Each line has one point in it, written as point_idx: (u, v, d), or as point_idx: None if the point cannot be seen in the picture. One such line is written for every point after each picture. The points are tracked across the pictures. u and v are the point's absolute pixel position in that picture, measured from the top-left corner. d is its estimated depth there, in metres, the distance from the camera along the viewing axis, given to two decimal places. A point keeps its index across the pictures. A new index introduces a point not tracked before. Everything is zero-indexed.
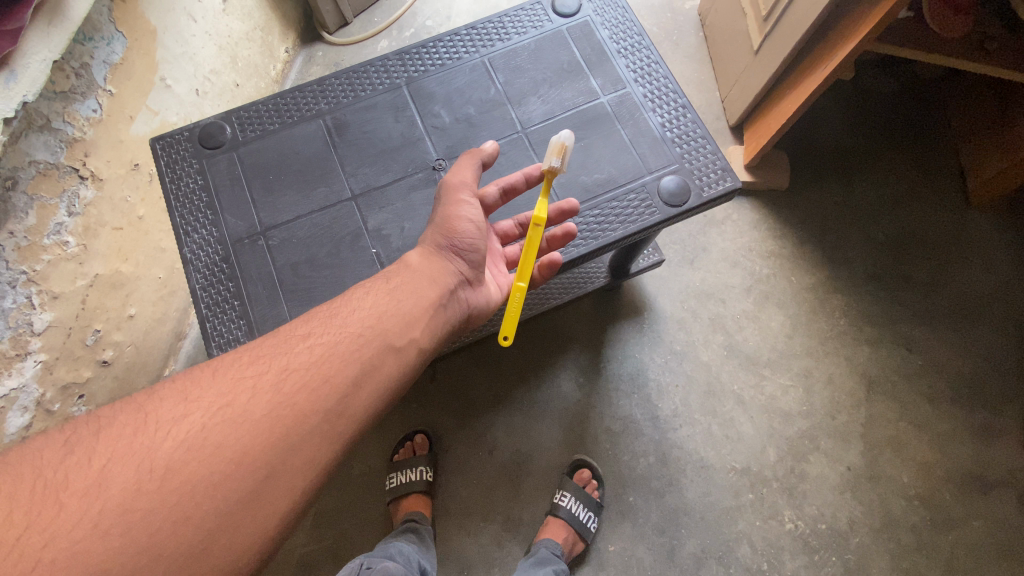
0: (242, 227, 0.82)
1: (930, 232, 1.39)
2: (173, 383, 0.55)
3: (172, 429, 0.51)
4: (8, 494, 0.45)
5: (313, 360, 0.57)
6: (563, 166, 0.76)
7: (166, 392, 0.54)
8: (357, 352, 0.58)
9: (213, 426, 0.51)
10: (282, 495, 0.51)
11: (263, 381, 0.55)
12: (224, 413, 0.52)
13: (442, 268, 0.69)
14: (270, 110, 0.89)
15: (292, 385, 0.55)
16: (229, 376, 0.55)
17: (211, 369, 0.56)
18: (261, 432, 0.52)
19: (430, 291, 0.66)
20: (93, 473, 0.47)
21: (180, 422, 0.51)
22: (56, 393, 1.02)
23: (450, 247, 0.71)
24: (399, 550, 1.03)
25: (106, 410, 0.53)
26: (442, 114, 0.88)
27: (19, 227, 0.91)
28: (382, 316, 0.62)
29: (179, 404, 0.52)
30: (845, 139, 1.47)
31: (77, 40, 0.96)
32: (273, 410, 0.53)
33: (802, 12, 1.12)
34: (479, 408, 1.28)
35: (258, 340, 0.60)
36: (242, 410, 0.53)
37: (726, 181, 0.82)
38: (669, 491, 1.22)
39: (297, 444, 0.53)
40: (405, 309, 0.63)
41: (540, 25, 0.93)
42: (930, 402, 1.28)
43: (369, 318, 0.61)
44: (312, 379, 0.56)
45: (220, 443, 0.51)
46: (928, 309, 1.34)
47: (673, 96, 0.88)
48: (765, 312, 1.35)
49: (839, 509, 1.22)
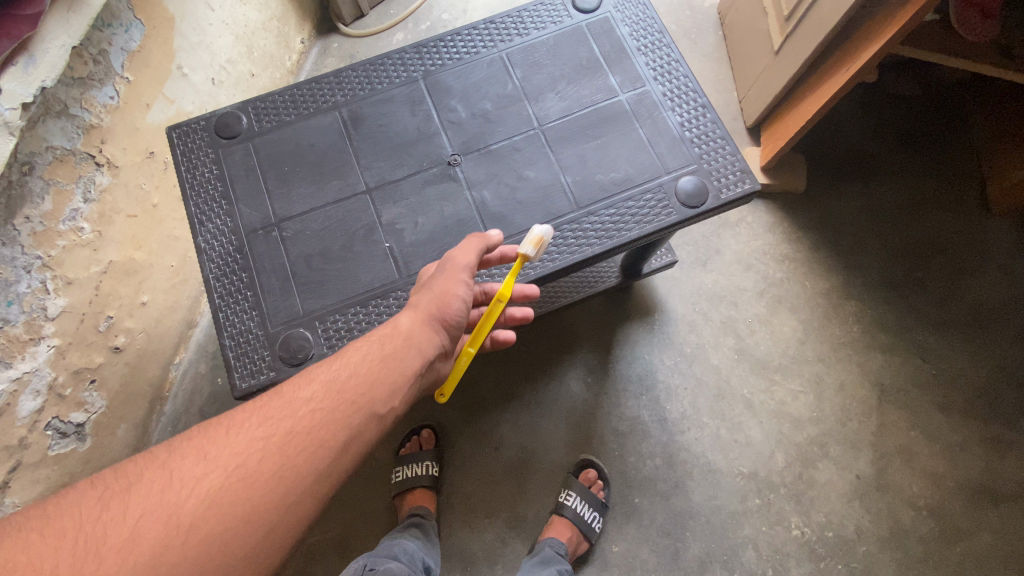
0: (256, 218, 0.82)
1: (948, 240, 1.37)
2: (192, 438, 0.55)
3: (190, 490, 0.51)
4: (52, 547, 0.47)
5: (318, 419, 0.57)
6: (537, 256, 0.75)
7: (185, 448, 0.55)
8: (354, 417, 0.58)
9: (226, 488, 0.52)
10: (281, 555, 0.51)
11: (273, 441, 0.55)
12: (237, 473, 0.53)
13: (430, 345, 0.65)
14: (287, 101, 0.88)
15: (299, 444, 0.55)
16: (241, 434, 0.55)
17: (225, 425, 0.57)
18: (269, 494, 0.52)
19: (416, 362, 0.63)
20: (117, 536, 0.48)
21: (199, 481, 0.52)
22: (68, 378, 1.03)
23: (440, 321, 0.67)
24: (403, 549, 1.03)
25: (134, 464, 0.54)
26: (458, 108, 0.87)
27: (35, 213, 0.92)
28: (376, 379, 0.60)
29: (198, 461, 0.53)
30: (865, 144, 1.44)
31: (96, 26, 0.96)
32: (282, 469, 0.53)
33: (827, 12, 1.10)
34: (486, 405, 1.28)
35: (266, 395, 0.60)
36: (252, 470, 0.53)
37: (744, 183, 0.81)
38: (675, 494, 1.22)
39: (300, 506, 0.53)
40: (396, 376, 0.61)
41: (560, 20, 0.92)
42: (943, 412, 1.26)
43: (364, 381, 0.60)
44: (318, 437, 0.55)
45: (234, 501, 0.51)
46: (942, 317, 1.32)
47: (693, 95, 0.87)
48: (777, 317, 1.33)
49: (846, 517, 1.21)
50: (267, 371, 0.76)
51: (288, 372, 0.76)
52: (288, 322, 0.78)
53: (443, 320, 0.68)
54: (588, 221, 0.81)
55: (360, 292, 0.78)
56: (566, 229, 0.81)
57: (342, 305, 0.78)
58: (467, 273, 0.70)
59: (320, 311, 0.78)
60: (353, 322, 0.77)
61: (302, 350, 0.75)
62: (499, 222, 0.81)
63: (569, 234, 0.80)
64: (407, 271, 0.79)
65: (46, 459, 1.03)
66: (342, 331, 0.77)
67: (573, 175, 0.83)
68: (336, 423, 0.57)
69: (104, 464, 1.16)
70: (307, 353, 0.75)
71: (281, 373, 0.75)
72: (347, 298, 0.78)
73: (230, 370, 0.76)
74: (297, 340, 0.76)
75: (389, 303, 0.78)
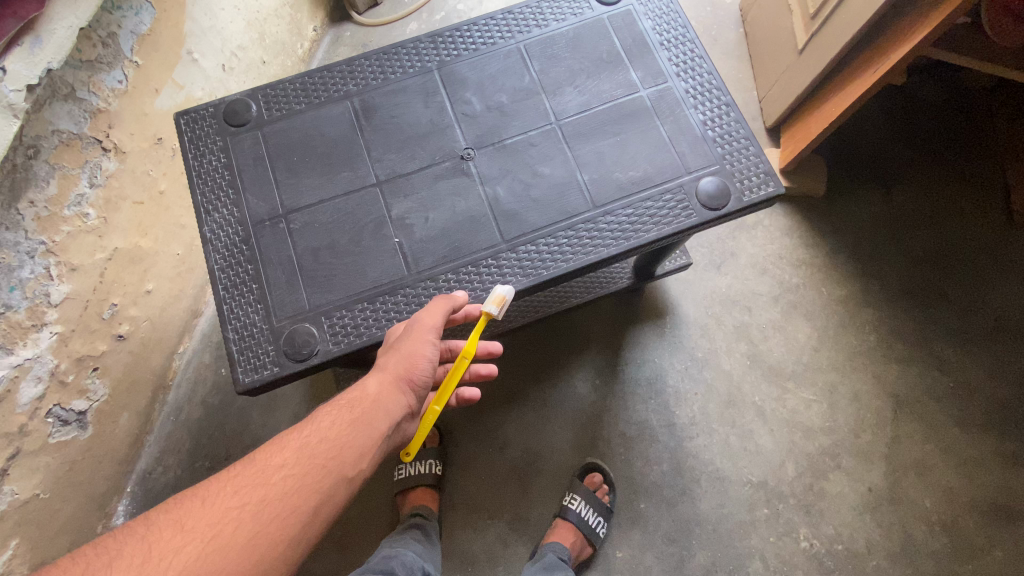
0: (264, 209, 0.80)
1: (971, 248, 1.33)
2: (168, 510, 0.52)
3: (168, 562, 0.48)
4: None
5: (293, 485, 0.55)
6: (501, 316, 0.71)
7: (162, 521, 0.51)
8: (326, 482, 0.56)
9: (205, 558, 0.49)
10: None
11: (249, 510, 0.53)
12: (215, 543, 0.50)
13: (397, 405, 0.64)
14: (297, 89, 0.86)
15: (275, 511, 0.53)
16: (218, 502, 0.53)
17: (201, 494, 0.54)
18: (248, 565, 0.50)
19: (384, 423, 0.62)
20: None
21: (177, 553, 0.49)
22: (70, 365, 1.02)
23: (407, 382, 0.66)
24: (401, 561, 0.97)
25: (108, 541, 0.51)
26: (473, 101, 0.84)
27: (39, 197, 0.90)
28: (347, 443, 0.59)
29: (175, 534, 0.50)
30: (887, 149, 1.40)
31: (106, 8, 0.94)
32: (258, 538, 0.51)
33: (856, 11, 1.06)
34: (492, 404, 1.25)
35: (239, 461, 0.57)
36: (231, 539, 0.51)
37: (768, 187, 0.78)
38: (682, 501, 1.19)
39: (277, 574, 0.51)
40: (365, 439, 0.60)
41: (580, 12, 0.89)
42: (959, 426, 1.23)
43: (333, 446, 0.59)
44: (293, 504, 0.54)
45: (213, 574, 0.48)
46: (962, 328, 1.28)
47: (716, 93, 0.84)
48: (791, 323, 1.30)
49: (857, 530, 1.18)
50: (271, 366, 0.74)
51: (292, 368, 0.74)
52: (294, 316, 0.76)
53: (410, 381, 0.66)
54: (605, 221, 0.78)
55: (368, 288, 0.76)
56: (582, 229, 0.78)
57: (349, 301, 0.76)
58: (433, 334, 0.68)
59: (327, 307, 0.76)
60: (360, 319, 0.75)
61: (307, 346, 0.74)
62: (513, 218, 0.79)
63: (585, 234, 0.78)
64: (416, 267, 0.77)
65: (47, 446, 1.02)
66: (348, 328, 0.75)
67: (590, 172, 0.80)
68: (310, 488, 0.55)
69: (106, 452, 1.15)
70: (313, 349, 0.74)
71: (285, 369, 0.73)
72: (354, 293, 0.76)
73: (233, 364, 0.74)
74: (302, 335, 0.74)
75: (398, 300, 0.76)
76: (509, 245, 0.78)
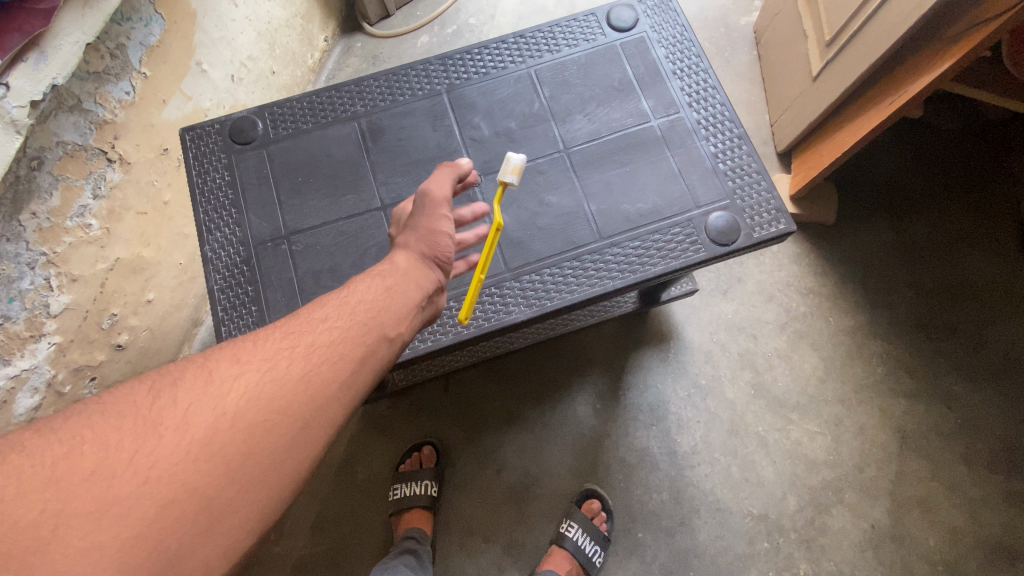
0: (266, 230, 0.79)
1: (983, 282, 1.30)
2: (221, 346, 0.51)
3: (229, 386, 0.47)
4: (98, 432, 0.43)
5: (338, 334, 0.52)
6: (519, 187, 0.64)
7: (217, 353, 0.50)
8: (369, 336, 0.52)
9: (261, 386, 0.47)
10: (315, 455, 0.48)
11: (298, 351, 0.50)
12: (270, 374, 0.48)
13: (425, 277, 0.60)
14: (305, 108, 0.85)
15: (323, 353, 0.51)
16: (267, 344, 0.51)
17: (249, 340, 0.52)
18: (286, 413, 0.47)
19: (416, 291, 0.57)
20: (168, 418, 0.44)
21: (236, 377, 0.48)
22: (68, 375, 1.01)
23: (432, 257, 0.61)
24: None
25: (164, 369, 0.49)
26: (481, 126, 0.83)
27: (41, 208, 0.90)
28: (386, 301, 0.55)
29: (231, 362, 0.49)
30: (900, 178, 1.38)
31: (116, 19, 0.94)
32: (311, 371, 0.49)
33: (873, 42, 1.05)
34: (491, 425, 1.24)
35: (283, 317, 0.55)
36: (264, 386, 0.47)
37: (778, 225, 0.76)
38: (681, 531, 1.17)
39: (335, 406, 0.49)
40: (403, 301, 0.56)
41: (593, 38, 0.88)
42: (967, 465, 1.20)
43: (373, 304, 0.55)
44: (341, 348, 0.51)
45: (272, 395, 0.47)
46: (972, 364, 1.26)
47: (729, 125, 0.82)
48: (798, 352, 1.28)
49: (858, 568, 1.15)
50: None
51: None
52: None
53: (434, 256, 0.62)
54: (611, 253, 0.77)
55: None
56: (587, 260, 0.77)
57: None
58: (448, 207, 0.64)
59: None
60: None
61: None
62: (517, 247, 0.78)
63: (590, 266, 0.76)
64: None
65: None
66: None
67: (597, 203, 0.79)
68: (352, 338, 0.52)
69: None
70: None
71: None
72: None
73: None
74: None
75: None
76: (512, 274, 0.77)
